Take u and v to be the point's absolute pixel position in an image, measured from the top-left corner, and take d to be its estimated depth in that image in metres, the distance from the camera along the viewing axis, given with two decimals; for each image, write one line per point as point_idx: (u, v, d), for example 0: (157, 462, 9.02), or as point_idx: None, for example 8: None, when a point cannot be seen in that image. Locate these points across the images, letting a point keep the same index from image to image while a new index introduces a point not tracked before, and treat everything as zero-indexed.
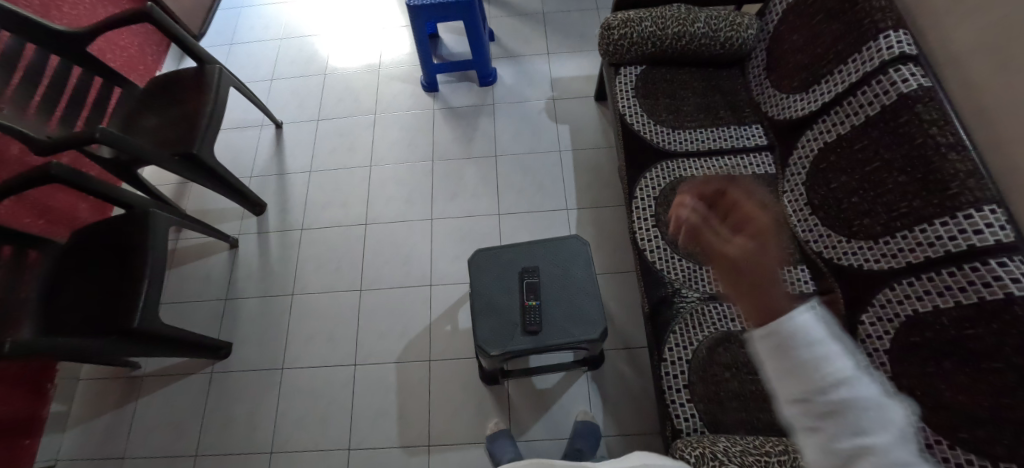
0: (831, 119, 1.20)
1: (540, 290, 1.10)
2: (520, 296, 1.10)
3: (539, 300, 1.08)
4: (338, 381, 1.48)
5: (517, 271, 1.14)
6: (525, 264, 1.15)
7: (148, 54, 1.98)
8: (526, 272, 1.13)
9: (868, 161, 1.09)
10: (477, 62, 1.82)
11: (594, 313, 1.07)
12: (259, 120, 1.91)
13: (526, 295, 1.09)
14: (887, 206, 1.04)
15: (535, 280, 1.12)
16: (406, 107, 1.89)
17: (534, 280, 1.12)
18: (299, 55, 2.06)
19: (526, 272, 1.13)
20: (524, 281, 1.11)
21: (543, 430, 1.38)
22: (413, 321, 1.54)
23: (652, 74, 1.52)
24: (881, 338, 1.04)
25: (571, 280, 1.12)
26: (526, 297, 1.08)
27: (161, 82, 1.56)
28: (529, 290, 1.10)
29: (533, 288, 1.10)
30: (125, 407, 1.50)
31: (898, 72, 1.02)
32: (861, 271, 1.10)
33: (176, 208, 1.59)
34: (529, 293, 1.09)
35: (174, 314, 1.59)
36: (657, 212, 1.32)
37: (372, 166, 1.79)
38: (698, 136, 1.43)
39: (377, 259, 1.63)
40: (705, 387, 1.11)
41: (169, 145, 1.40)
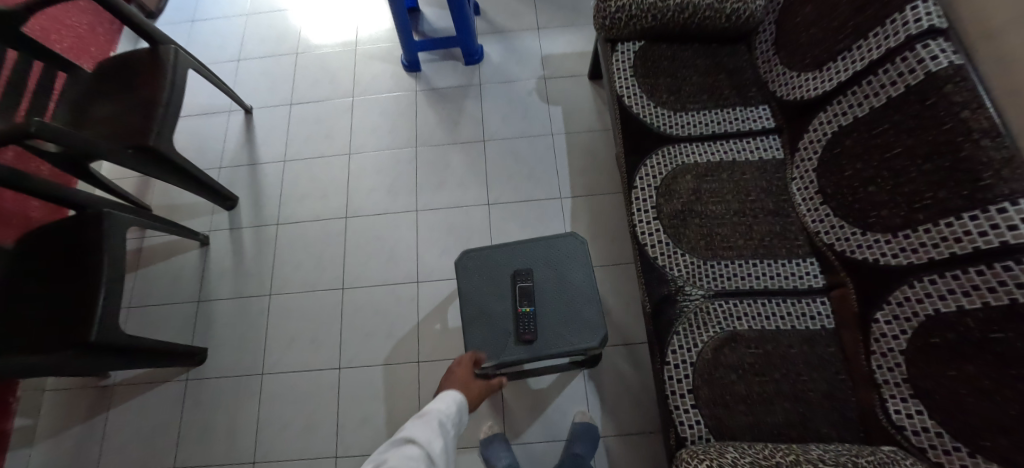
0: (846, 100, 1.10)
1: (534, 295, 1.01)
2: (513, 303, 1.01)
3: (533, 305, 1.00)
4: (323, 385, 1.40)
5: (509, 274, 1.05)
6: (518, 265, 1.06)
7: (100, 33, 1.81)
8: (518, 274, 1.04)
9: (887, 147, 1.00)
10: (462, 38, 1.68)
11: (593, 319, 0.98)
12: (227, 105, 1.76)
13: (519, 301, 1.00)
14: (907, 198, 0.96)
15: (528, 283, 1.03)
16: (386, 89, 1.75)
17: (527, 283, 1.03)
18: (270, 32, 1.89)
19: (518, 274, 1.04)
20: (516, 285, 1.02)
21: (539, 432, 1.32)
22: (399, 320, 1.45)
23: (652, 51, 1.40)
24: (897, 337, 0.98)
25: (569, 282, 1.03)
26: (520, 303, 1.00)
27: (111, 65, 1.41)
28: (522, 295, 1.01)
29: (527, 293, 1.01)
30: (97, 417, 1.42)
31: (927, 48, 0.92)
32: (877, 265, 1.03)
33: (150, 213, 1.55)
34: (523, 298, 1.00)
35: (145, 318, 1.49)
36: (659, 202, 1.23)
37: (352, 153, 1.67)
38: (701, 118, 1.33)
39: (360, 255, 1.53)
40: (710, 391, 1.05)
41: (123, 137, 1.26)
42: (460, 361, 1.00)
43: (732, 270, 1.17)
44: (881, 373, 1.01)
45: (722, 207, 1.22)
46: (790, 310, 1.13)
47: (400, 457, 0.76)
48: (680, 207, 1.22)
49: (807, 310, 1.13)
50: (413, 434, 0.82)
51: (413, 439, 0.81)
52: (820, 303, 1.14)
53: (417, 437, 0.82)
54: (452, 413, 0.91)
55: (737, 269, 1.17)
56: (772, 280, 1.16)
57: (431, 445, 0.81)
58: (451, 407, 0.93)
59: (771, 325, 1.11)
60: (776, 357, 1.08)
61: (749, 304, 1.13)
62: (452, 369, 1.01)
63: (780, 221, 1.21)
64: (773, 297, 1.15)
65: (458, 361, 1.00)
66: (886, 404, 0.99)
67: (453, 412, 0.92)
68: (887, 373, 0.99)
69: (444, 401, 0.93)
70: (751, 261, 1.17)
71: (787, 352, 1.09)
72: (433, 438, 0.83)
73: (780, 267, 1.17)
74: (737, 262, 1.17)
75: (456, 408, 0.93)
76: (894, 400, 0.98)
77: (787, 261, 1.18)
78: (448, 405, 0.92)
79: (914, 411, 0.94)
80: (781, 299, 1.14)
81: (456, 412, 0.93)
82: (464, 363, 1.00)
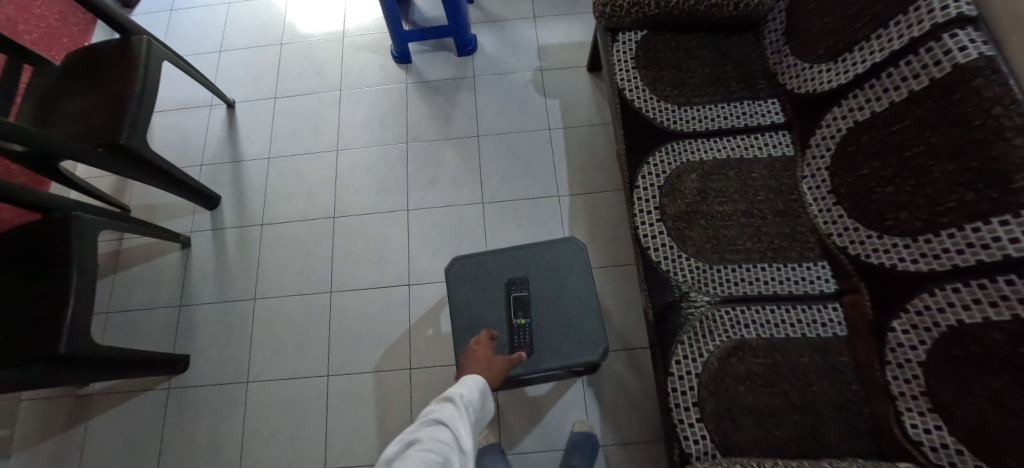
0: (863, 94, 1.03)
1: (529, 306, 0.99)
2: (508, 314, 0.99)
3: (528, 317, 0.98)
4: (311, 393, 1.34)
5: (504, 282, 1.03)
6: (513, 274, 1.03)
7: (73, 23, 1.72)
8: (514, 283, 1.02)
9: (908, 145, 0.93)
10: (454, 28, 1.60)
11: (591, 332, 0.95)
12: (208, 99, 1.68)
13: (514, 312, 0.98)
14: (929, 199, 0.89)
15: (523, 293, 1.01)
16: (376, 82, 1.67)
17: (523, 293, 1.00)
18: (253, 21, 1.80)
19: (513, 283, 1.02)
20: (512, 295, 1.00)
21: (536, 441, 1.27)
22: (390, 325, 1.39)
23: (655, 41, 1.32)
24: (915, 347, 0.92)
25: (566, 293, 1.00)
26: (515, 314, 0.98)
27: (79, 57, 1.32)
28: (517, 305, 0.99)
29: (522, 303, 0.99)
30: (75, 427, 1.35)
31: (954, 37, 0.85)
32: (894, 271, 0.97)
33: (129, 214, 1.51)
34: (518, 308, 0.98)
35: (124, 324, 1.42)
36: (662, 203, 1.17)
37: (340, 149, 1.59)
38: (707, 113, 1.26)
39: (349, 257, 1.46)
40: (717, 403, 0.99)
41: (91, 135, 1.18)
42: (479, 340, 0.93)
43: (739, 275, 1.11)
44: (897, 385, 0.95)
45: (729, 208, 1.15)
46: (801, 316, 1.08)
47: (426, 449, 0.67)
48: (684, 208, 1.16)
49: (818, 317, 1.07)
50: (439, 421, 0.73)
51: (439, 428, 0.72)
52: (832, 309, 1.08)
53: (444, 425, 0.72)
54: (477, 398, 0.82)
55: (744, 274, 1.11)
56: (781, 285, 1.10)
57: (459, 433, 0.72)
58: (476, 391, 0.82)
59: (781, 333, 1.05)
60: (786, 366, 1.02)
61: (757, 311, 1.08)
62: (471, 349, 0.92)
63: (790, 223, 1.14)
64: (783, 303, 1.09)
65: (475, 341, 0.93)
66: (902, 418, 0.93)
67: (477, 396, 0.82)
68: (904, 385, 0.93)
69: (467, 383, 0.83)
70: (759, 264, 1.11)
71: (798, 361, 1.03)
72: (460, 425, 0.74)
73: (790, 271, 1.11)
74: (744, 266, 1.11)
75: (481, 392, 0.83)
76: (911, 414, 0.92)
77: (797, 265, 1.11)
78: (472, 389, 0.82)
79: (932, 426, 0.88)
80: (791, 305, 1.09)
81: (481, 396, 0.83)
82: (484, 342, 0.92)
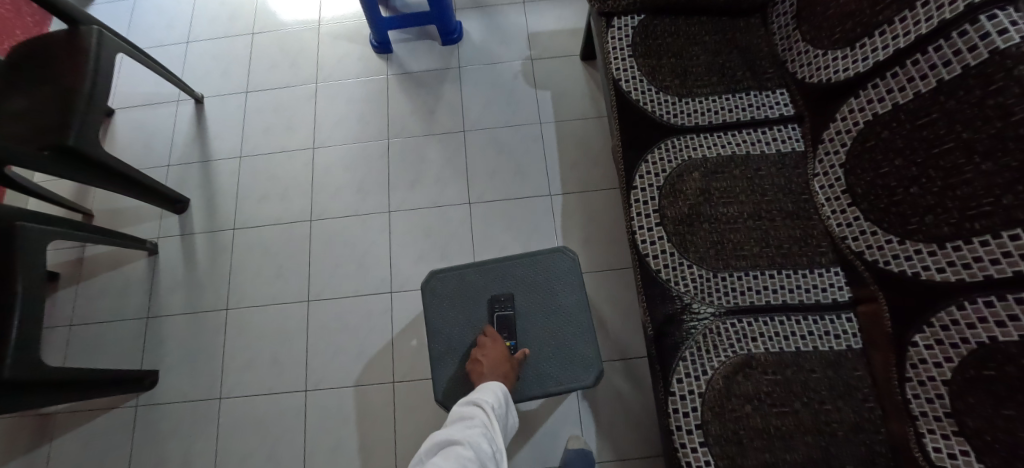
0: (883, 83, 0.93)
1: (514, 326, 1.01)
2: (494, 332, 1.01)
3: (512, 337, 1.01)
4: (288, 409, 1.26)
5: (487, 299, 1.06)
6: (496, 291, 1.07)
7: (27, 13, 1.60)
8: (497, 301, 1.05)
9: (936, 140, 0.84)
10: (437, 14, 1.48)
11: (585, 354, 0.99)
12: (175, 94, 1.57)
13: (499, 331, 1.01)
14: (960, 202, 0.80)
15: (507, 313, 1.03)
16: (354, 74, 1.56)
17: (507, 311, 1.03)
18: (221, 9, 1.68)
19: (497, 301, 1.04)
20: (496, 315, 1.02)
21: (528, 458, 1.19)
22: (372, 336, 1.30)
23: (653, 26, 1.21)
24: (939, 364, 0.83)
25: (556, 312, 1.04)
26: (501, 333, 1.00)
27: (24, 50, 1.21)
28: (502, 325, 1.02)
29: (507, 324, 1.02)
30: (37, 449, 1.27)
31: (993, 19, 0.76)
32: (917, 281, 0.88)
33: (91, 220, 1.42)
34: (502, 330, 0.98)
35: (87, 338, 1.33)
36: (662, 205, 1.07)
37: (316, 147, 1.49)
38: (710, 105, 1.16)
39: (327, 264, 1.37)
40: (722, 426, 0.91)
41: (38, 135, 1.08)
42: (489, 335, 0.98)
43: (746, 283, 1.02)
44: (918, 404, 0.85)
45: (734, 209, 1.06)
46: (813, 328, 0.99)
47: (467, 449, 0.66)
48: (686, 210, 1.06)
49: (831, 329, 0.99)
50: (475, 425, 0.72)
51: (477, 430, 0.70)
52: (846, 320, 1.00)
53: (480, 428, 0.71)
54: (502, 408, 0.81)
55: (751, 282, 1.02)
56: (791, 293, 1.02)
57: (494, 440, 0.71)
58: (499, 393, 0.83)
59: (791, 346, 0.97)
60: (797, 383, 0.94)
61: (765, 323, 0.99)
62: (485, 344, 0.96)
63: (801, 226, 1.05)
64: (793, 314, 1.00)
65: (486, 338, 0.97)
66: (924, 440, 0.84)
67: (502, 407, 0.82)
68: (925, 405, 0.84)
69: (493, 391, 0.82)
70: (767, 272, 1.02)
71: (810, 377, 0.95)
72: (494, 433, 0.73)
73: (800, 279, 1.02)
74: (751, 273, 1.02)
75: (504, 402, 0.82)
76: (933, 436, 0.82)
77: (808, 272, 1.03)
78: (497, 396, 0.82)
79: (958, 451, 0.78)
80: (802, 316, 1.00)
81: (504, 404, 0.83)
82: (496, 338, 0.97)
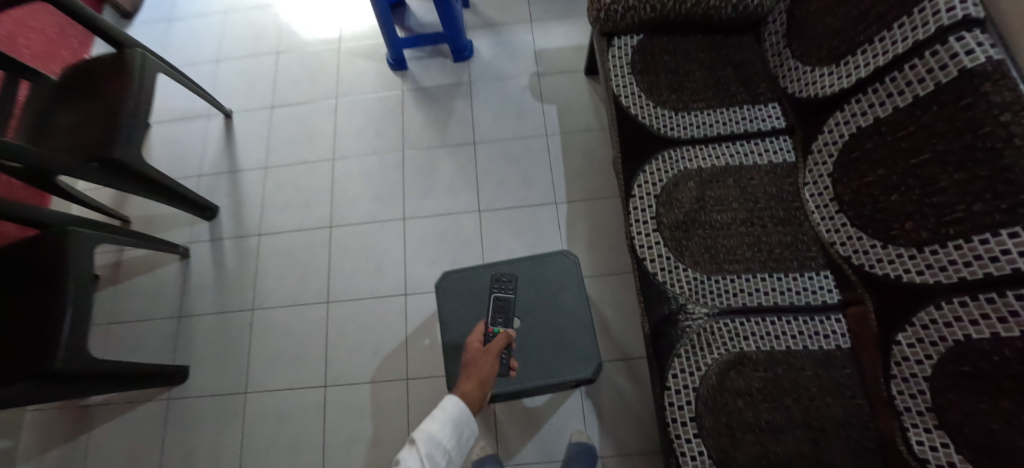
0: (866, 98, 1.00)
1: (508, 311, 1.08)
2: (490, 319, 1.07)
3: (506, 323, 1.06)
4: (308, 404, 1.34)
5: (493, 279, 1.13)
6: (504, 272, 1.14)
7: (72, 36, 1.73)
8: (501, 282, 1.12)
9: (913, 152, 0.90)
10: (449, 34, 1.58)
11: (587, 350, 1.06)
12: (205, 110, 1.68)
13: (494, 315, 1.07)
14: (936, 209, 0.86)
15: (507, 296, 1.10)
16: (371, 90, 1.66)
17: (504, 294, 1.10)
18: (248, 30, 1.80)
19: (498, 282, 1.12)
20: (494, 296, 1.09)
21: (534, 453, 1.26)
22: (387, 335, 1.38)
23: (652, 45, 1.29)
24: (920, 362, 0.89)
25: (560, 312, 1.11)
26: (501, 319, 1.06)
27: (75, 72, 1.33)
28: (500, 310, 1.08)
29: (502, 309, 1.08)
30: (78, 439, 1.37)
31: (961, 40, 0.82)
32: (899, 282, 0.94)
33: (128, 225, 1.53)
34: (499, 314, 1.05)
35: (123, 337, 1.43)
36: (659, 212, 1.14)
37: (336, 159, 1.58)
38: (705, 118, 1.23)
39: (346, 268, 1.46)
40: (715, 419, 0.97)
41: (84, 150, 1.19)
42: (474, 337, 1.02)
43: (738, 286, 1.08)
44: (902, 400, 0.91)
45: (728, 216, 1.12)
46: (803, 328, 1.04)
47: None
48: (681, 217, 1.13)
49: (821, 329, 1.04)
50: None
51: None
52: (836, 321, 1.05)
53: None
54: (443, 439, 0.81)
55: (744, 284, 1.08)
56: (782, 295, 1.07)
57: None
58: (451, 418, 0.83)
59: (782, 345, 1.02)
60: (787, 381, 0.99)
61: (757, 322, 1.05)
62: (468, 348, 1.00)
63: (792, 232, 1.11)
64: (784, 315, 1.06)
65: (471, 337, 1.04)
66: (908, 434, 0.89)
67: (445, 438, 0.82)
68: (909, 400, 0.90)
69: (436, 423, 0.82)
70: (760, 275, 1.08)
71: (800, 375, 1.00)
72: None
73: (791, 281, 1.08)
74: (743, 276, 1.08)
75: (449, 432, 0.82)
76: (916, 430, 0.88)
77: (799, 275, 1.08)
78: (441, 427, 0.82)
79: (939, 443, 0.84)
80: (793, 316, 1.06)
81: (453, 433, 0.83)
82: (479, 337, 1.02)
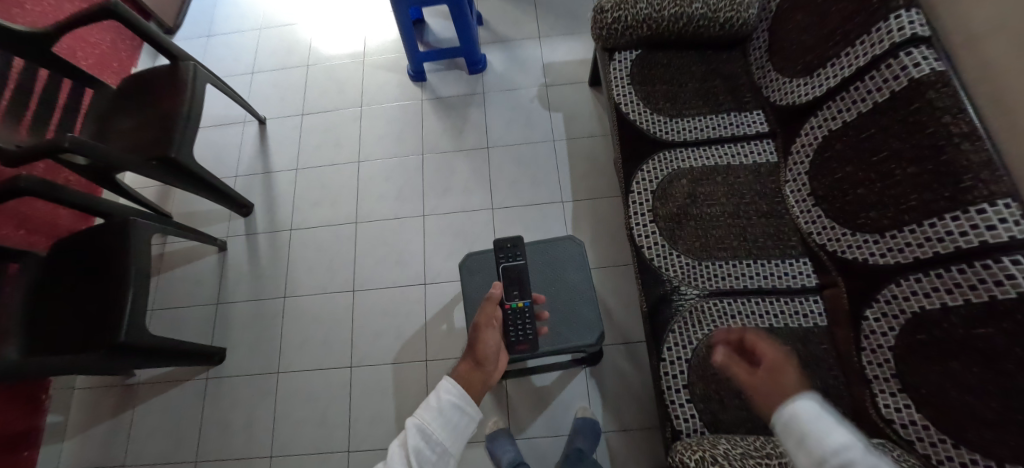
0: (836, 105, 1.14)
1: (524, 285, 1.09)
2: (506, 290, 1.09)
3: (523, 295, 1.08)
4: (336, 383, 1.46)
5: (496, 249, 1.15)
6: (506, 240, 1.15)
7: (121, 50, 1.89)
8: (508, 252, 1.13)
9: (874, 151, 1.04)
10: (465, 48, 1.73)
11: (592, 329, 1.18)
12: (242, 116, 1.84)
13: (510, 289, 1.09)
14: (894, 200, 0.99)
15: (516, 263, 1.13)
16: (393, 99, 1.82)
17: (515, 263, 1.12)
18: (280, 45, 1.96)
19: (504, 250, 1.14)
20: (504, 267, 1.12)
21: (542, 427, 1.37)
22: (408, 321, 1.51)
23: (648, 59, 1.44)
24: (885, 334, 1.01)
25: (567, 294, 1.23)
26: (516, 289, 1.09)
27: (134, 81, 1.48)
28: (514, 283, 1.10)
29: (514, 277, 1.11)
30: (123, 414, 1.49)
31: (909, 55, 0.96)
32: (866, 265, 1.06)
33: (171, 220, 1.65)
34: (514, 284, 1.10)
35: (165, 321, 1.56)
36: (655, 206, 1.28)
37: (361, 161, 1.73)
38: (696, 124, 1.37)
39: (370, 260, 1.59)
40: (705, 386, 1.09)
41: (144, 150, 1.33)
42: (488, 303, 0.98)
43: (726, 270, 1.21)
44: (871, 369, 1.03)
45: (716, 210, 1.26)
46: (785, 308, 1.17)
47: None
48: (675, 210, 1.27)
49: (801, 309, 1.17)
50: None
51: None
52: (813, 302, 1.17)
53: None
54: (434, 432, 0.74)
55: (731, 270, 1.21)
56: (765, 279, 1.20)
57: None
58: (439, 408, 0.76)
59: (765, 323, 1.15)
60: None
61: (743, 303, 1.18)
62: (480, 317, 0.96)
63: (773, 223, 1.24)
64: (766, 296, 1.19)
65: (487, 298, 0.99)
66: (876, 399, 1.01)
67: (437, 430, 0.74)
68: (876, 369, 1.01)
69: (425, 416, 0.75)
70: (745, 261, 1.21)
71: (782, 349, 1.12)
72: None
73: (773, 267, 1.21)
74: (731, 262, 1.22)
75: (440, 423, 0.75)
76: (884, 395, 0.99)
77: (780, 262, 1.21)
78: (428, 420, 0.75)
79: (902, 405, 0.96)
80: (774, 298, 1.18)
81: (445, 424, 0.75)
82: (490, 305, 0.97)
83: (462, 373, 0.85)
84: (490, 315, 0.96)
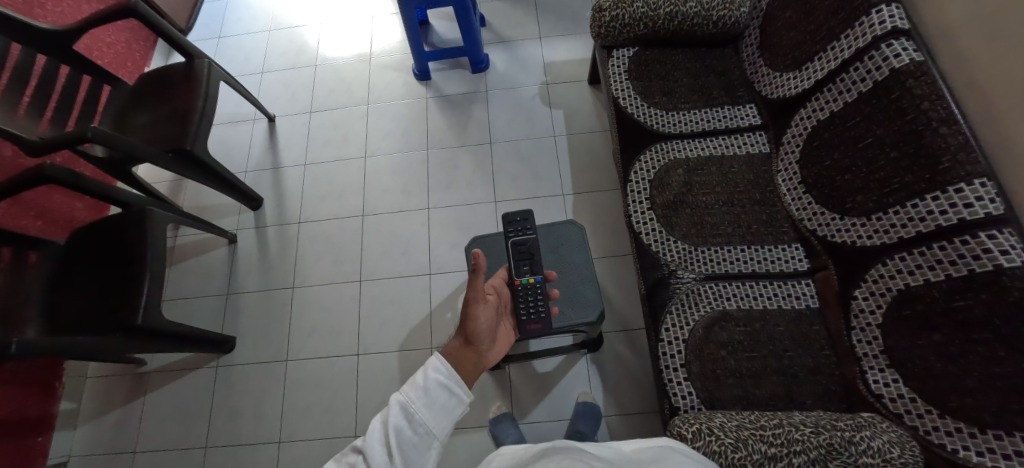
0: (823, 97, 1.20)
1: (535, 261, 1.13)
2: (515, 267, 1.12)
3: (532, 269, 1.11)
4: (343, 370, 1.50)
5: (504, 226, 1.17)
6: (514, 212, 1.17)
7: (136, 50, 1.96)
8: (517, 227, 1.16)
9: (859, 138, 1.09)
10: (469, 48, 1.80)
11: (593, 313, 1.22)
12: (252, 114, 1.90)
13: (519, 264, 1.12)
14: (878, 184, 1.05)
15: (526, 237, 1.16)
16: (399, 97, 1.88)
17: (524, 239, 1.16)
18: (290, 46, 2.03)
19: (514, 225, 1.16)
20: (514, 243, 1.14)
21: (544, 412, 1.41)
22: (413, 309, 1.55)
23: (645, 56, 1.50)
24: (874, 312, 1.05)
25: (569, 280, 1.27)
26: (525, 264, 1.12)
27: (150, 78, 1.54)
28: (524, 259, 1.13)
29: (525, 251, 1.14)
30: (135, 402, 1.53)
31: (891, 46, 1.02)
32: (854, 247, 1.11)
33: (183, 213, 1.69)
34: (525, 260, 1.13)
35: (177, 310, 1.61)
36: (652, 194, 1.33)
37: (367, 156, 1.79)
38: (691, 117, 1.43)
39: (377, 251, 1.64)
40: (702, 365, 1.13)
41: (161, 143, 1.38)
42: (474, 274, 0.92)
43: (722, 255, 1.26)
44: (861, 347, 1.07)
45: (711, 198, 1.31)
46: (778, 291, 1.22)
47: None
48: (672, 198, 1.32)
49: (794, 291, 1.21)
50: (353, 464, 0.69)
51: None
52: (805, 285, 1.22)
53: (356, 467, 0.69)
54: (416, 410, 0.73)
55: (726, 255, 1.26)
56: (759, 264, 1.25)
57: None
58: (424, 387, 0.75)
59: (759, 304, 1.20)
60: (763, 334, 1.16)
61: (738, 286, 1.22)
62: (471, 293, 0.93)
63: (766, 210, 1.29)
64: (760, 280, 1.23)
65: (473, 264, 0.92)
66: (866, 375, 1.04)
67: (419, 409, 0.74)
68: (866, 346, 1.05)
69: (407, 393, 0.75)
70: (739, 246, 1.26)
71: (775, 329, 1.17)
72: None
73: (767, 252, 1.26)
74: (725, 248, 1.26)
75: (423, 401, 0.74)
76: (873, 371, 1.03)
77: (773, 247, 1.26)
78: (411, 398, 0.74)
79: (891, 380, 0.99)
80: (768, 281, 1.23)
81: (429, 403, 0.75)
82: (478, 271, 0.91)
83: (454, 351, 0.87)
84: (480, 290, 0.93)
